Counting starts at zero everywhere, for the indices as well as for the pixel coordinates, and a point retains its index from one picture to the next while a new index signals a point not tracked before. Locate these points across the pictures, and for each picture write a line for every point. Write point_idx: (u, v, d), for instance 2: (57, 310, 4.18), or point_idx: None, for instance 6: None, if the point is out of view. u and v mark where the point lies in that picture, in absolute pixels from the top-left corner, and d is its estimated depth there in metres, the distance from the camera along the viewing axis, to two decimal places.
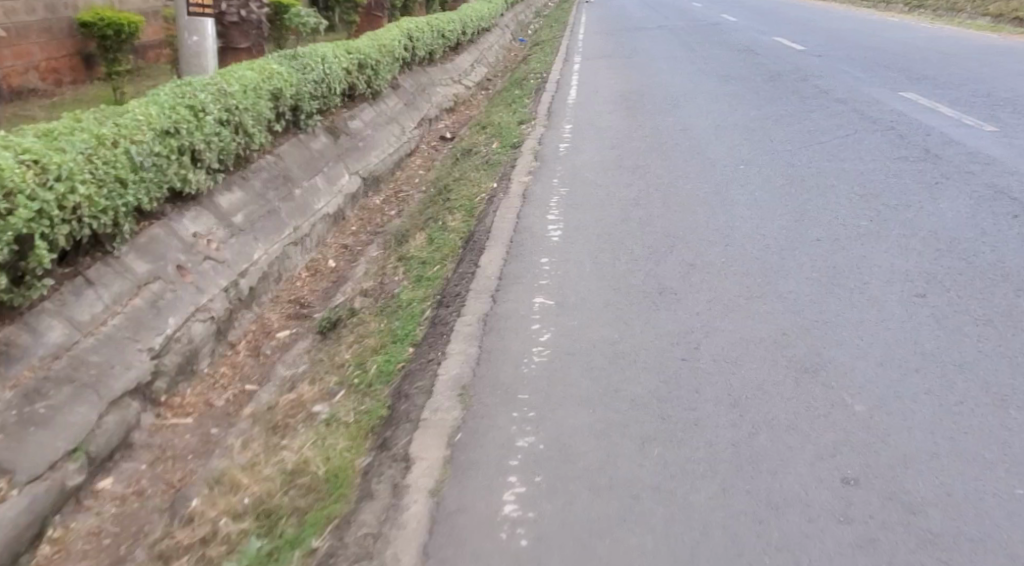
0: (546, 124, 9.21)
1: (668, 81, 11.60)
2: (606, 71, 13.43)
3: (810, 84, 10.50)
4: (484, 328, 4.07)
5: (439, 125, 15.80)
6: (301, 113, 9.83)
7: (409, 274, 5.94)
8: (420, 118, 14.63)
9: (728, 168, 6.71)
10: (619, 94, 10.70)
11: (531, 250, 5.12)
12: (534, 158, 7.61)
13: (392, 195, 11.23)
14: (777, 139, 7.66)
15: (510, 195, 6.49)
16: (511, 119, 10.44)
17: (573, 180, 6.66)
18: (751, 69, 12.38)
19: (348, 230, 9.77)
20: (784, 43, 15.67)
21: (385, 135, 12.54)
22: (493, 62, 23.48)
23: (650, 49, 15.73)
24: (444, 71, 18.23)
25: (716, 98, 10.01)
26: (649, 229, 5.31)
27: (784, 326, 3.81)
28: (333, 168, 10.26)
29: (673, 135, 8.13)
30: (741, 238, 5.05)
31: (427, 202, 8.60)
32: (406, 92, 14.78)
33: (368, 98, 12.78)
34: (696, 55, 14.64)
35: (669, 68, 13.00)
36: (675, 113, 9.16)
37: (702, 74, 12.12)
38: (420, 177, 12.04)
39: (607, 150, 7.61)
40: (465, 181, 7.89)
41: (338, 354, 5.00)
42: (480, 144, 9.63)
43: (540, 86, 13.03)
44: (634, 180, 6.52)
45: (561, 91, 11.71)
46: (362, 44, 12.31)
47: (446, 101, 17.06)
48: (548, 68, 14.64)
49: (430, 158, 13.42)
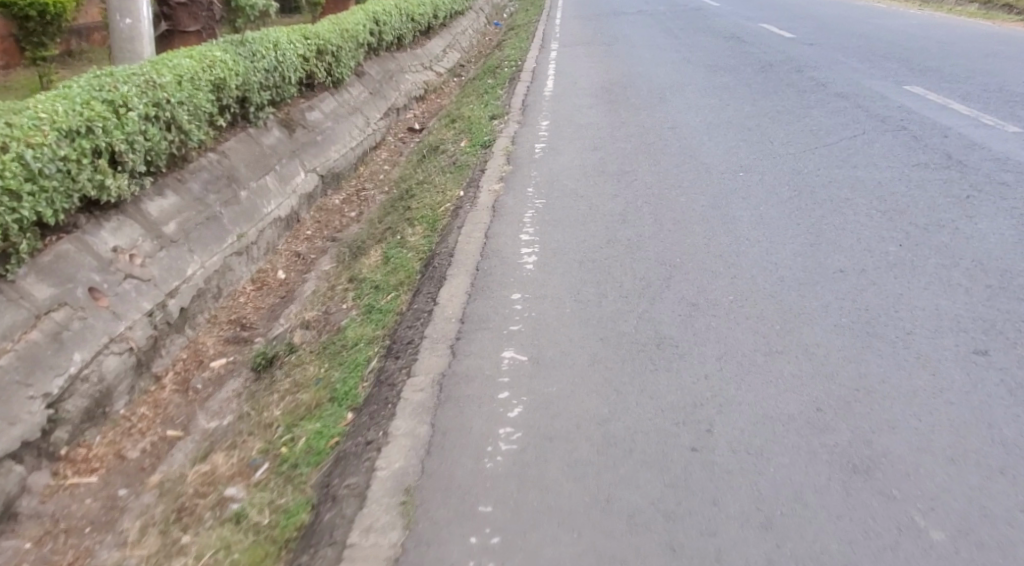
0: (520, 120, 8.34)
1: (652, 71, 10.76)
2: (585, 59, 12.57)
3: (806, 77, 9.72)
4: (439, 396, 3.23)
5: (408, 115, 14.88)
6: (250, 105, 8.87)
7: (359, 302, 5.08)
8: (386, 109, 13.70)
9: (725, 176, 5.92)
10: (600, 86, 9.84)
11: (500, 282, 4.28)
12: (506, 161, 6.75)
13: (353, 195, 10.32)
14: (778, 140, 6.86)
15: (477, 208, 5.64)
16: (483, 113, 9.56)
17: (551, 189, 5.82)
18: (740, 58, 11.59)
19: (303, 235, 8.85)
20: (772, 30, 14.89)
21: (347, 128, 11.61)
22: (466, 48, 22.49)
23: (631, 36, 14.88)
24: (413, 58, 17.25)
25: (706, 91, 9.20)
26: (640, 255, 4.49)
27: (818, 397, 3.01)
28: (287, 165, 9.32)
29: (661, 134, 7.30)
30: (750, 268, 4.24)
31: (388, 207, 7.71)
32: (372, 80, 13.81)
33: (329, 87, 11.83)
34: (680, 42, 13.81)
35: (653, 57, 12.17)
36: (662, 109, 8.34)
37: (688, 64, 11.29)
38: (385, 174, 11.13)
39: (588, 152, 6.76)
40: (430, 185, 7.02)
41: (267, 409, 4.14)
42: (449, 141, 8.75)
43: (514, 76, 12.14)
44: (620, 190, 5.70)
45: (536, 81, 10.84)
46: (321, 29, 11.33)
47: (415, 89, 16.10)
48: (524, 56, 13.74)
49: (397, 152, 12.49)
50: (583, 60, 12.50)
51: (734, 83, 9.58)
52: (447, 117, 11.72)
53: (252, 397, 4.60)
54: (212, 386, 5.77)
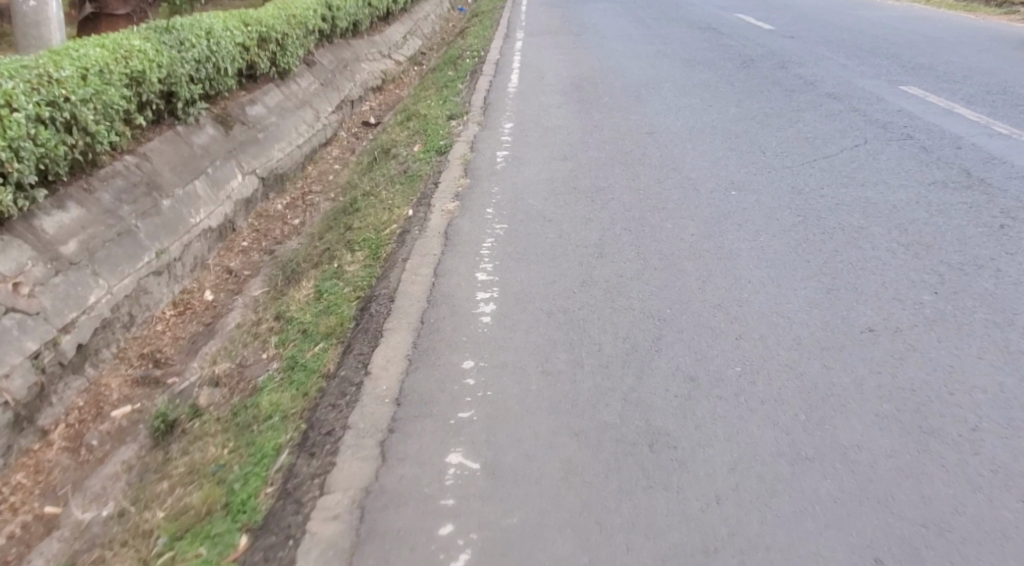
0: (480, 121, 7.46)
1: (625, 66, 9.92)
2: (552, 50, 11.70)
3: (791, 74, 8.96)
4: (359, 530, 2.37)
5: (363, 107, 13.90)
6: (178, 100, 7.86)
7: (283, 352, 4.19)
8: (339, 101, 12.72)
9: (716, 196, 5.14)
10: (569, 82, 8.99)
11: (450, 344, 3.44)
12: (463, 172, 5.88)
13: (299, 198, 9.35)
14: (772, 150, 6.08)
15: (427, 234, 4.77)
16: (441, 110, 8.66)
17: (514, 211, 4.98)
18: (718, 51, 10.83)
19: (239, 246, 7.87)
20: (748, 21, 14.16)
21: (293, 123, 10.62)
22: (427, 35, 21.46)
23: (601, 25, 14.06)
24: (369, 46, 16.20)
25: (685, 90, 8.39)
26: (620, 307, 3.69)
27: (874, 538, 2.21)
28: (222, 167, 8.32)
29: (640, 141, 6.48)
30: (759, 327, 3.45)
31: (332, 219, 6.79)
32: (322, 71, 12.77)
33: (274, 78, 10.83)
34: (653, 33, 13.00)
35: (624, 50, 11.35)
36: (638, 111, 7.51)
37: (662, 57, 10.47)
38: (335, 174, 10.16)
39: (557, 164, 5.92)
40: (377, 198, 6.12)
41: (152, 507, 3.23)
42: (402, 143, 7.85)
43: (476, 68, 11.24)
44: (595, 214, 4.87)
45: (500, 75, 9.96)
46: (263, 14, 10.28)
47: (371, 79, 15.08)
48: (487, 46, 12.84)
49: (349, 149, 11.51)
50: (551, 51, 11.63)
51: (715, 81, 8.81)
52: (403, 112, 10.79)
53: (143, 477, 3.68)
54: (111, 443, 4.83)
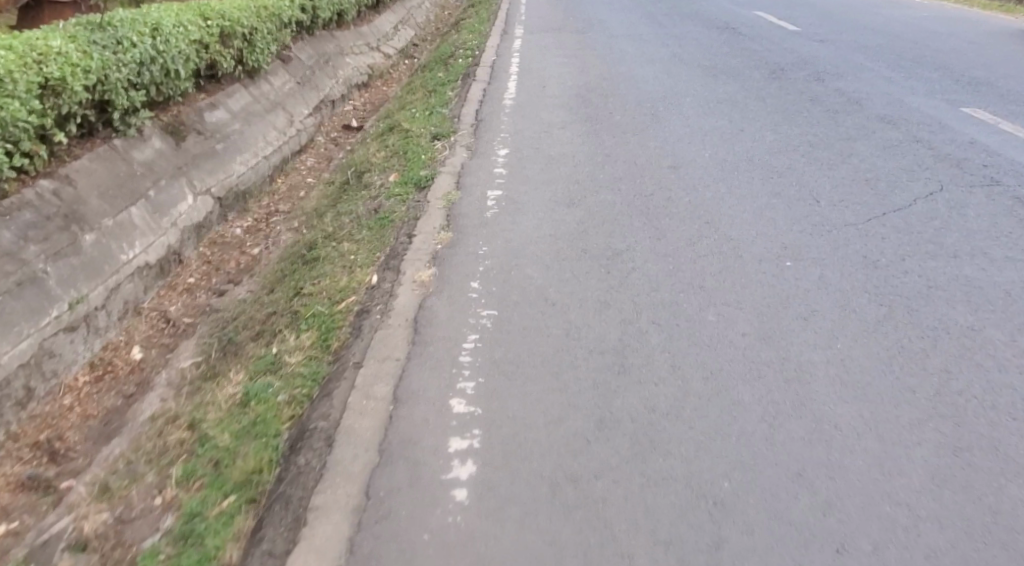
0: (469, 146, 6.28)
1: (638, 73, 8.73)
2: (554, 51, 10.52)
3: (829, 89, 7.79)
4: None
5: (345, 107, 12.69)
6: (113, 110, 6.63)
7: (182, 500, 3.01)
8: (316, 102, 11.50)
9: (765, 271, 3.99)
10: (574, 94, 7.80)
11: (404, 550, 2.28)
12: (444, 222, 4.72)
13: (262, 220, 8.15)
14: (828, 198, 4.91)
15: (390, 322, 3.61)
16: (426, 123, 7.47)
17: (506, 289, 3.82)
18: (741, 56, 9.65)
19: (184, 282, 6.68)
20: (768, 19, 12.97)
21: (262, 130, 9.41)
22: (420, 24, 20.23)
23: (608, 21, 12.85)
24: (354, 38, 14.95)
25: (709, 107, 7.21)
26: (656, 479, 2.53)
27: None
28: (169, 188, 7.09)
29: (663, 183, 5.30)
30: (869, 528, 2.29)
31: (288, 264, 5.62)
32: (299, 68, 11.54)
33: (241, 78, 9.59)
34: (664, 32, 11.83)
35: (634, 52, 10.16)
36: (657, 136, 6.33)
37: (678, 63, 9.30)
38: (306, 189, 8.95)
39: (561, 213, 4.76)
40: (338, 247, 4.95)
41: None
42: (377, 167, 6.67)
43: (469, 69, 10.05)
44: (611, 299, 3.72)
45: (496, 81, 8.77)
46: (227, 6, 9.03)
47: (355, 76, 13.85)
48: (483, 43, 11.61)
49: (326, 157, 10.30)
50: (553, 52, 10.45)
51: (742, 96, 7.64)
52: (386, 119, 9.59)
53: None
54: None
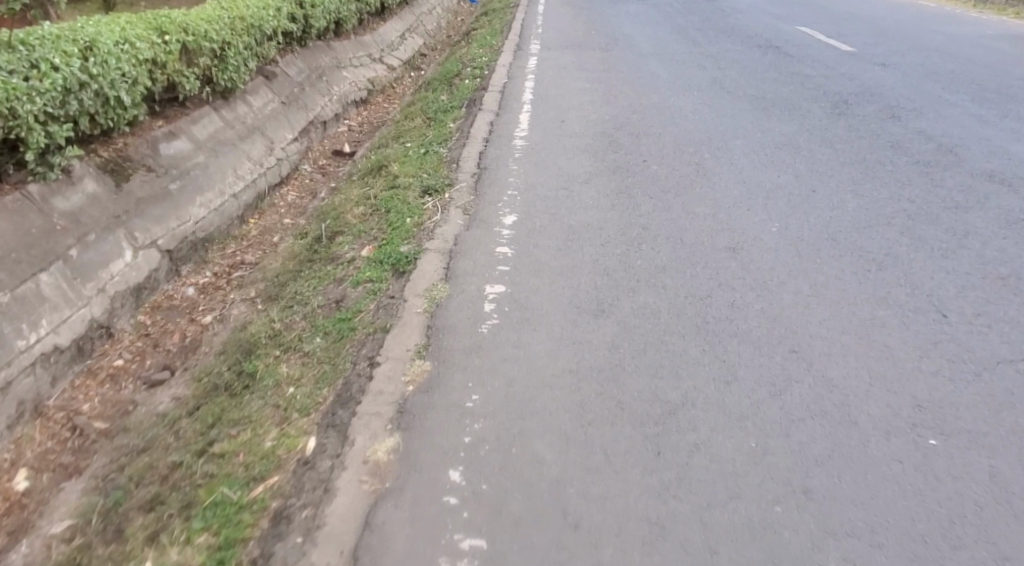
0: (466, 208, 4.95)
1: (671, 106, 7.38)
2: (574, 72, 9.17)
3: (909, 131, 6.40)
4: None
5: (338, 128, 11.40)
6: (25, 149, 5.32)
7: None
8: (303, 125, 10.21)
9: (899, 453, 2.62)
10: (598, 134, 6.45)
11: None
12: (421, 344, 3.38)
13: (223, 275, 6.84)
14: (959, 311, 3.53)
15: (314, 560, 2.27)
16: (417, 168, 6.13)
17: (503, 492, 2.47)
18: (792, 84, 8.28)
19: (109, 366, 5.36)
20: (813, 35, 11.59)
21: (233, 160, 8.12)
22: (428, 31, 18.97)
23: (634, 37, 11.51)
24: (354, 49, 13.69)
25: (766, 158, 5.84)
26: None
27: None
28: (100, 243, 5.77)
29: (722, 278, 3.93)
30: None
31: (223, 366, 4.28)
32: (285, 85, 10.26)
33: (210, 101, 8.30)
34: (699, 50, 10.49)
35: (666, 76, 8.83)
36: (706, 202, 4.97)
37: (717, 93, 7.95)
38: (280, 234, 7.64)
39: (585, 332, 3.42)
40: (279, 366, 3.61)
41: None
42: (352, 229, 5.34)
43: (476, 92, 8.71)
44: (667, 516, 2.37)
45: (506, 111, 7.44)
46: (192, 17, 7.73)
47: (352, 92, 12.58)
48: (494, 61, 10.28)
49: (310, 190, 9.01)
50: (574, 73, 9.10)
51: (803, 139, 6.27)
52: (378, 151, 8.28)
53: None
54: None
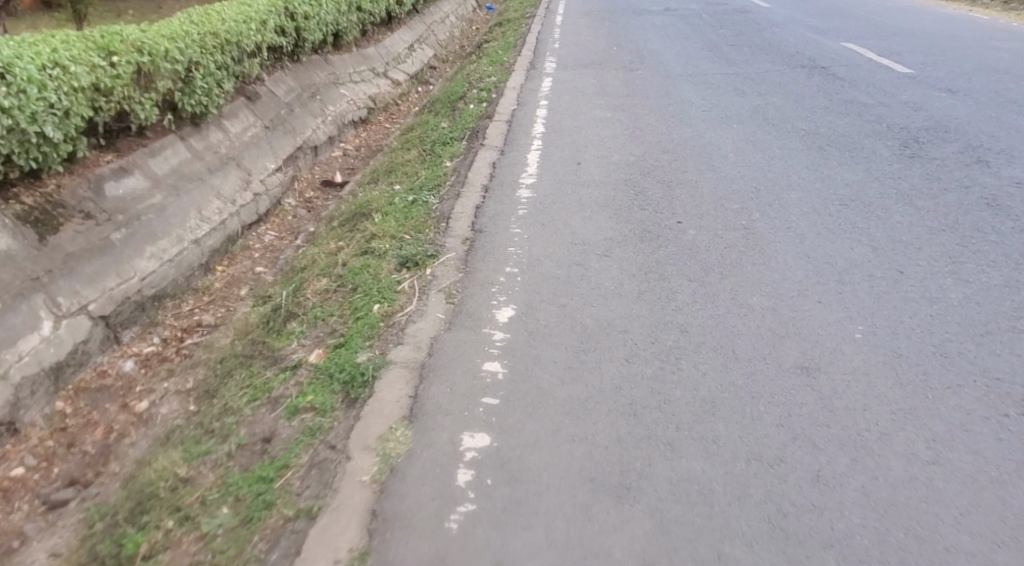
0: (450, 295, 3.84)
1: (707, 146, 6.24)
2: (592, 96, 8.05)
3: (1005, 182, 5.21)
4: None
5: (332, 153, 10.37)
6: None
7: None
8: (289, 152, 9.16)
9: None
10: (621, 185, 5.32)
11: None
12: (357, 552, 2.25)
13: (172, 343, 5.75)
14: None
15: None
16: (398, 225, 5.01)
17: None
18: (845, 116, 7.13)
19: (5, 477, 4.28)
20: (860, 52, 10.44)
21: (199, 198, 7.07)
22: (440, 42, 18.00)
23: (661, 54, 10.40)
24: (354, 63, 12.66)
25: (831, 220, 4.68)
26: None
27: None
28: (6, 315, 4.72)
29: (797, 424, 2.77)
30: None
31: (112, 519, 3.18)
32: (269, 107, 9.22)
33: (173, 129, 7.26)
34: (733, 70, 9.35)
35: (698, 104, 7.68)
36: (763, 289, 3.81)
37: (760, 127, 6.79)
38: (248, 287, 6.55)
39: (604, 535, 2.28)
40: (159, 559, 2.51)
41: None
42: (309, 310, 4.23)
43: (480, 120, 7.61)
44: None
45: (512, 148, 6.34)
46: (151, 34, 6.70)
47: (351, 111, 11.55)
48: (503, 81, 9.18)
49: (291, 229, 7.95)
50: (592, 98, 7.97)
51: (872, 193, 5.11)
52: (366, 189, 7.20)
53: None
54: None
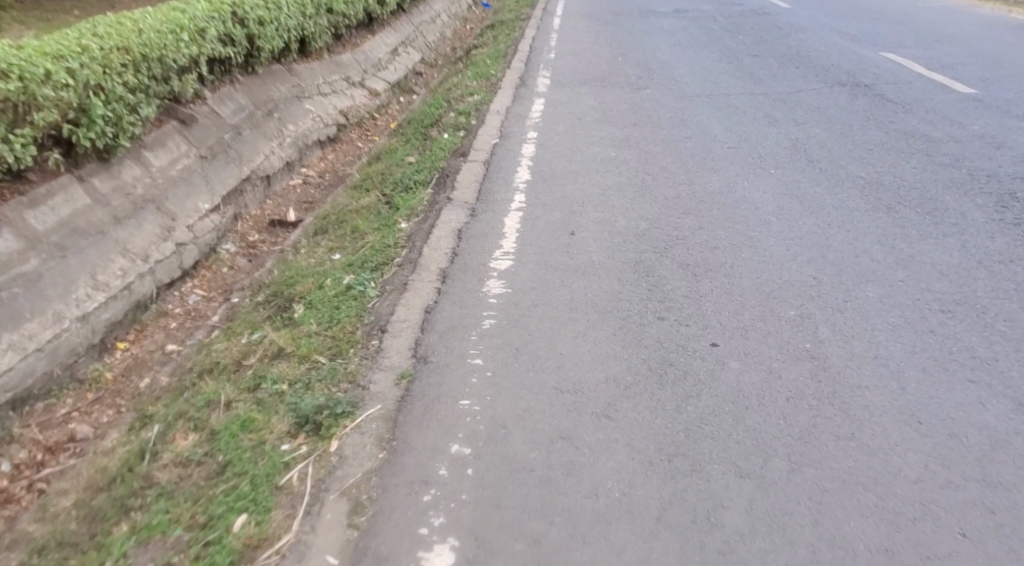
0: (358, 510, 2.38)
1: (741, 206, 4.78)
2: (593, 125, 6.59)
3: None
4: None
5: (289, 181, 8.92)
6: None
7: None
8: (233, 185, 7.71)
9: None
10: (629, 273, 3.88)
11: None
12: None
13: (25, 473, 4.29)
14: None
15: None
16: (315, 338, 3.54)
17: None
18: (911, 156, 5.68)
19: None
20: (905, 64, 9.00)
21: (97, 256, 5.60)
22: (429, 43, 16.55)
23: (674, 68, 8.96)
24: (325, 73, 11.18)
25: (936, 341, 3.22)
26: None
27: None
28: None
29: None
30: None
31: None
32: (210, 132, 7.75)
33: (67, 168, 5.80)
34: (761, 89, 7.89)
35: (722, 139, 6.23)
36: (864, 502, 2.34)
37: (806, 175, 5.33)
38: (149, 378, 5.10)
39: None
40: None
41: None
42: (151, 498, 2.74)
43: (455, 157, 6.16)
44: None
45: (487, 204, 4.88)
46: (28, 54, 5.23)
47: (317, 130, 10.10)
48: (488, 102, 7.72)
49: (224, 288, 6.50)
50: (593, 127, 6.51)
51: (982, 287, 3.66)
52: (309, 248, 5.77)
53: None
54: None
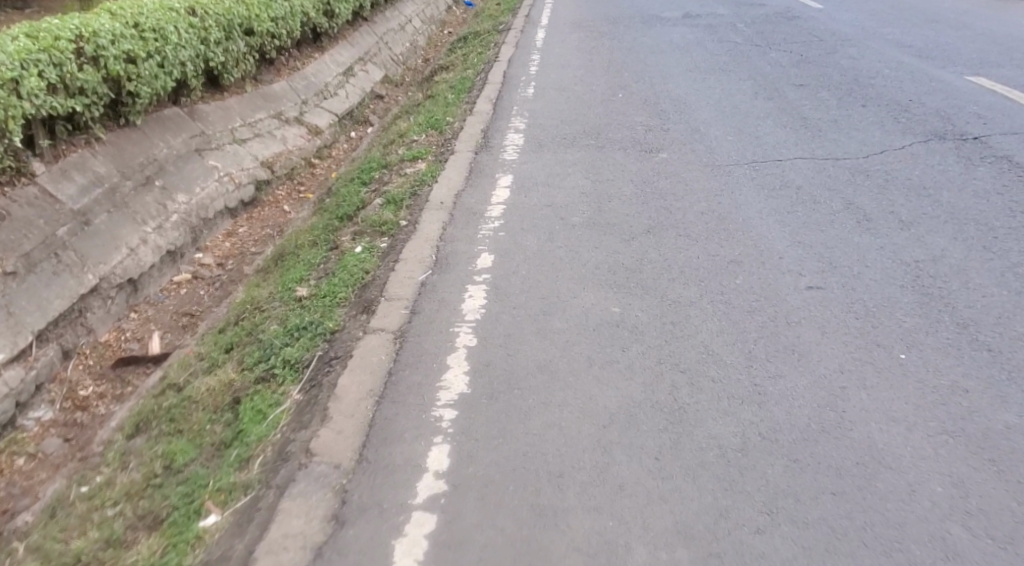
0: None
1: (880, 484, 2.38)
2: (583, 237, 4.18)
3: None
4: None
5: (170, 279, 6.53)
6: None
7: None
8: (66, 309, 5.31)
9: None
10: None
11: None
12: None
13: None
14: None
15: None
16: None
17: None
18: None
19: None
20: (1009, 97, 6.60)
21: None
22: (397, 54, 14.14)
23: (696, 110, 6.58)
24: (245, 111, 8.72)
25: None
26: None
27: None
28: None
29: None
30: None
31: None
32: (29, 229, 5.30)
33: None
34: (826, 149, 5.50)
35: (795, 265, 3.83)
36: None
37: (971, 372, 2.92)
38: None
39: None
40: None
41: None
42: None
43: (358, 308, 3.75)
44: None
45: (374, 484, 2.49)
46: None
47: (226, 193, 7.69)
48: (433, 178, 5.31)
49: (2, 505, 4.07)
50: (584, 243, 4.10)
51: None
52: (101, 488, 3.34)
53: None
54: None
